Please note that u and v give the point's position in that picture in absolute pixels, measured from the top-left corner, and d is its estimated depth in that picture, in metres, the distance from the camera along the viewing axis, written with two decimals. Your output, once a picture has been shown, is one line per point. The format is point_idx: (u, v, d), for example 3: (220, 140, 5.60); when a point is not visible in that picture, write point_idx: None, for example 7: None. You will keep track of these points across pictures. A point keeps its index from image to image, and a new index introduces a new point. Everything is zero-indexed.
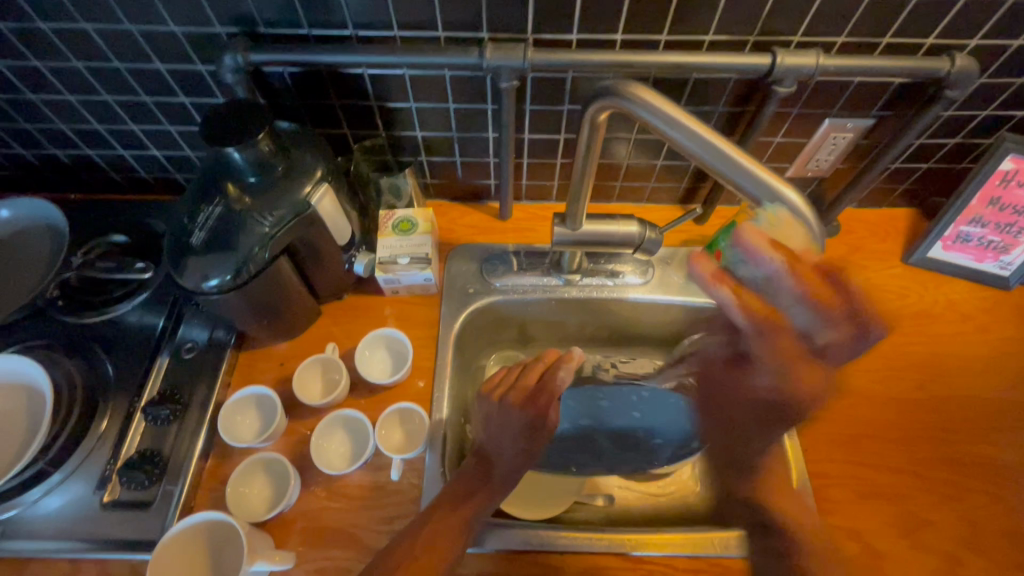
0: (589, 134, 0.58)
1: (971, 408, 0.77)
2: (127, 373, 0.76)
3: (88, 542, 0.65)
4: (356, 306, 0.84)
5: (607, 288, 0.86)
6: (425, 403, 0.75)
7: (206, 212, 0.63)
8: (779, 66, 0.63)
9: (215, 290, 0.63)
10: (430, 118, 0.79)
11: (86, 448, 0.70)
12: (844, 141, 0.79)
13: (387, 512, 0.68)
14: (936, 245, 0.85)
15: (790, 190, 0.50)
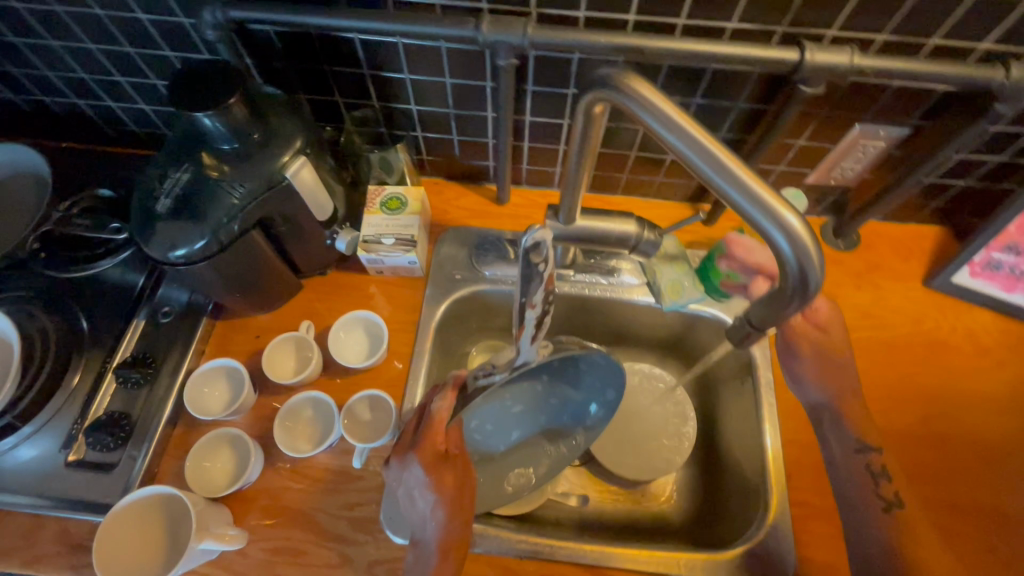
0: (584, 126, 0.51)
1: (977, 449, 0.72)
2: (102, 332, 0.75)
3: (50, 498, 0.65)
4: (339, 283, 0.81)
5: (601, 286, 0.82)
6: (398, 389, 0.74)
7: (176, 178, 0.60)
8: (806, 64, 0.56)
9: (182, 260, 0.60)
10: (427, 92, 0.74)
11: (55, 405, 0.70)
12: (874, 150, 0.72)
13: (348, 497, 0.67)
14: (963, 269, 0.79)
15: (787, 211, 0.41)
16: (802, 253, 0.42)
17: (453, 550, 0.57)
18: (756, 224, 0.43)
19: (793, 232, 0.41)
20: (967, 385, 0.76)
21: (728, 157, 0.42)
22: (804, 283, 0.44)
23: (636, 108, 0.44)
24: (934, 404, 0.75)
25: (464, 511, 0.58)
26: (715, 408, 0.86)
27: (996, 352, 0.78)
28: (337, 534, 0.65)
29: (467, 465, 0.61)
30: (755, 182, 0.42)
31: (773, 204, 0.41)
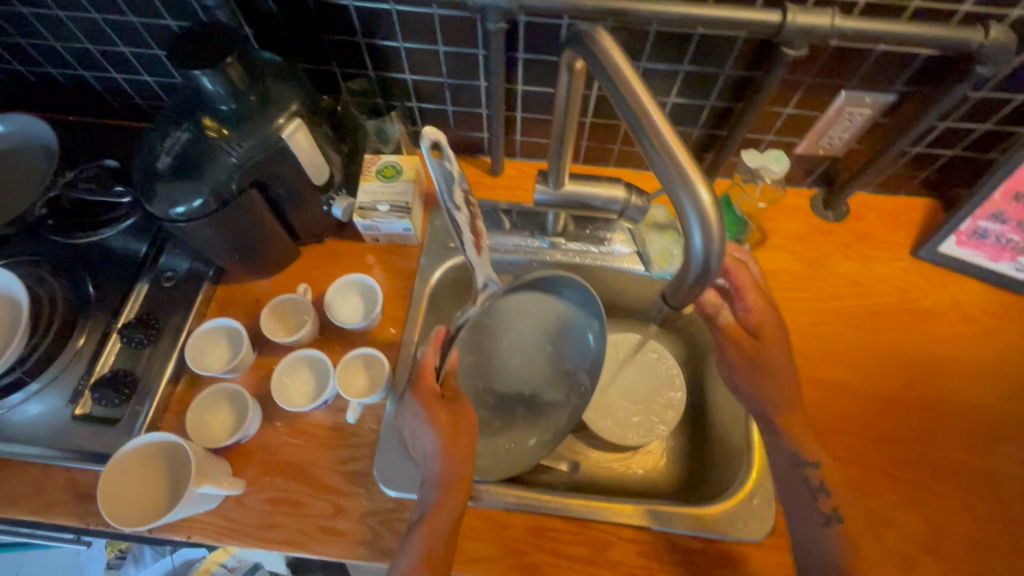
0: (569, 81, 0.53)
1: (958, 413, 0.73)
2: (107, 295, 0.77)
3: (58, 450, 0.68)
4: (336, 250, 0.83)
5: (592, 254, 0.83)
6: (392, 352, 0.76)
7: (177, 137, 0.63)
8: (788, 26, 0.57)
9: (182, 218, 0.62)
10: (421, 61, 0.75)
11: (62, 362, 0.72)
12: (860, 118, 0.73)
13: (343, 452, 0.70)
14: (949, 239, 0.80)
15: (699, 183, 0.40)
16: (708, 232, 0.41)
17: (453, 490, 0.60)
18: (672, 196, 0.42)
19: (700, 207, 0.40)
20: (952, 351, 0.77)
21: (658, 119, 0.41)
22: (707, 267, 0.43)
23: (594, 60, 0.45)
24: (918, 369, 0.76)
25: (462, 453, 0.61)
26: (704, 378, 0.87)
27: (981, 320, 0.79)
28: (332, 486, 0.68)
29: (466, 407, 0.64)
30: (678, 150, 0.41)
31: (690, 175, 0.40)
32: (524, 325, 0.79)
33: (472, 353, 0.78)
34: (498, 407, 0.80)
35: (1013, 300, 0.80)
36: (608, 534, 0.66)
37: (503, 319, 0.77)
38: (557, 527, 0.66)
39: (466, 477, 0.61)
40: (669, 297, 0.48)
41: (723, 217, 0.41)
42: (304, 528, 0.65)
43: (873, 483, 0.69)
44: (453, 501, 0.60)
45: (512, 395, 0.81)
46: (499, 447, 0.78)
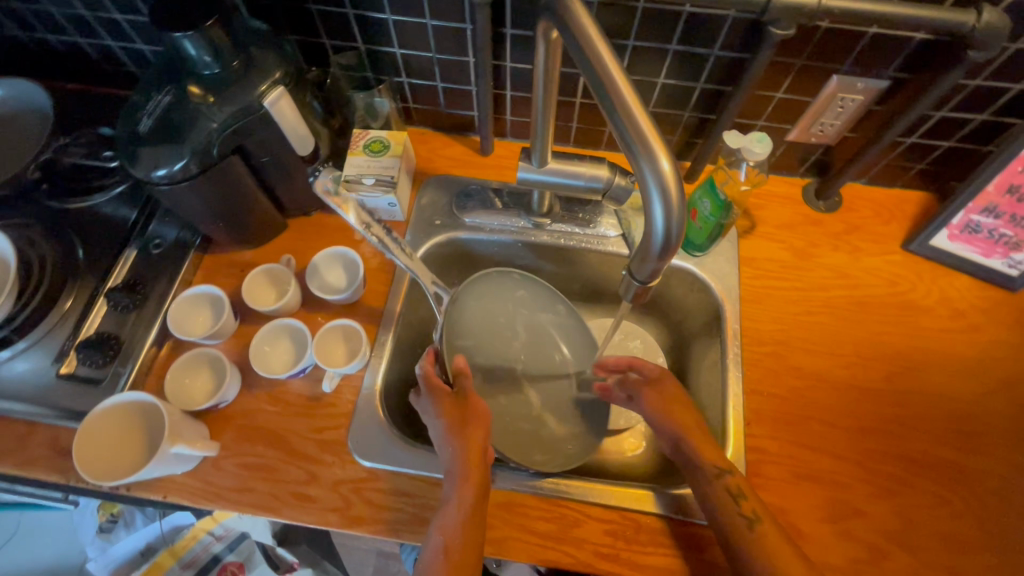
0: (546, 54, 0.53)
1: (939, 407, 0.72)
2: (96, 259, 0.78)
3: (43, 406, 0.70)
4: (322, 223, 0.84)
5: (577, 236, 0.83)
6: (373, 325, 0.76)
7: (159, 101, 0.63)
8: (775, 4, 0.56)
9: (164, 181, 0.63)
10: (410, 35, 0.75)
11: (50, 322, 0.74)
12: (853, 105, 0.72)
13: (319, 422, 0.71)
14: (941, 232, 0.78)
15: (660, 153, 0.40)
16: (668, 205, 0.40)
17: (470, 479, 0.60)
18: (633, 164, 0.41)
19: (660, 177, 0.40)
20: (937, 346, 0.76)
21: (622, 84, 0.40)
22: (668, 240, 0.42)
23: (560, 22, 0.44)
24: (900, 363, 0.75)
25: (475, 439, 0.63)
26: (686, 365, 0.87)
27: (969, 316, 0.78)
28: (306, 454, 0.69)
29: (475, 401, 0.67)
30: (641, 117, 0.40)
31: (651, 142, 0.40)
32: (504, 324, 0.83)
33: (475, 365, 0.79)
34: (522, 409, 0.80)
35: (1003, 297, 0.79)
36: (578, 512, 0.66)
37: (481, 322, 0.81)
38: (527, 503, 0.67)
39: (482, 464, 0.62)
40: (633, 271, 0.48)
41: (683, 188, 0.41)
42: (277, 492, 0.66)
43: (847, 474, 0.69)
44: (472, 486, 0.60)
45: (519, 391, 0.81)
46: (552, 448, 0.77)
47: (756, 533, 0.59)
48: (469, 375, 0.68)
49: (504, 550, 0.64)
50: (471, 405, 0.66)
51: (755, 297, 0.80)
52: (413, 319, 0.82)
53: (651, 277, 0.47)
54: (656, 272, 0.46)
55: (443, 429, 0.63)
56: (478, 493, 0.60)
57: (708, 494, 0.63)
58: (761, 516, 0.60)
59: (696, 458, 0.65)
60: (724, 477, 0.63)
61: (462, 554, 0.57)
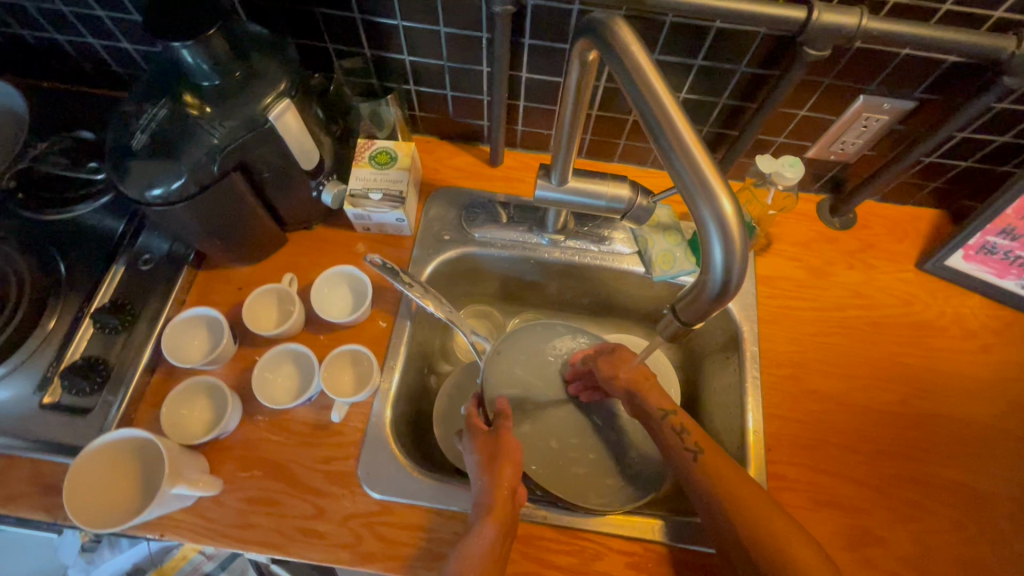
0: (579, 75, 0.50)
1: (955, 430, 0.72)
2: (80, 276, 0.73)
3: (24, 439, 0.64)
4: (325, 238, 0.79)
5: (591, 254, 0.80)
6: (381, 347, 0.73)
7: (153, 113, 0.58)
8: (812, 25, 0.54)
9: (159, 200, 0.58)
10: (421, 42, 0.71)
11: (30, 346, 0.68)
12: (876, 124, 0.70)
13: (325, 452, 0.67)
14: (957, 252, 0.78)
15: (721, 190, 0.38)
16: (728, 244, 0.38)
17: (494, 517, 0.58)
18: (691, 204, 0.39)
19: (722, 217, 0.37)
20: (951, 367, 0.76)
21: (679, 121, 0.38)
22: (724, 285, 0.39)
23: (609, 51, 0.41)
24: (916, 385, 0.75)
25: (503, 479, 0.60)
26: (699, 383, 0.85)
27: (982, 337, 0.78)
28: (312, 486, 0.65)
29: (510, 437, 0.64)
30: (701, 157, 0.38)
31: (712, 182, 0.38)
32: (551, 369, 0.77)
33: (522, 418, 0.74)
34: (581, 451, 0.73)
35: (1015, 317, 0.79)
36: (598, 544, 0.64)
37: (521, 369, 0.76)
38: (546, 536, 0.64)
39: (510, 502, 0.59)
40: (679, 311, 0.44)
41: (746, 229, 0.38)
42: (282, 528, 0.63)
43: (867, 500, 0.68)
44: (496, 523, 0.57)
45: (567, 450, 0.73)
46: (620, 486, 0.70)
47: (699, 463, 0.60)
48: (508, 417, 0.66)
49: None
50: (504, 443, 0.63)
51: (771, 317, 0.78)
52: (416, 343, 0.78)
53: (698, 320, 0.44)
54: (705, 317, 0.43)
55: (476, 465, 0.63)
56: (497, 544, 0.57)
57: (657, 434, 0.65)
58: (704, 446, 0.62)
59: (645, 402, 0.67)
60: (668, 417, 0.65)
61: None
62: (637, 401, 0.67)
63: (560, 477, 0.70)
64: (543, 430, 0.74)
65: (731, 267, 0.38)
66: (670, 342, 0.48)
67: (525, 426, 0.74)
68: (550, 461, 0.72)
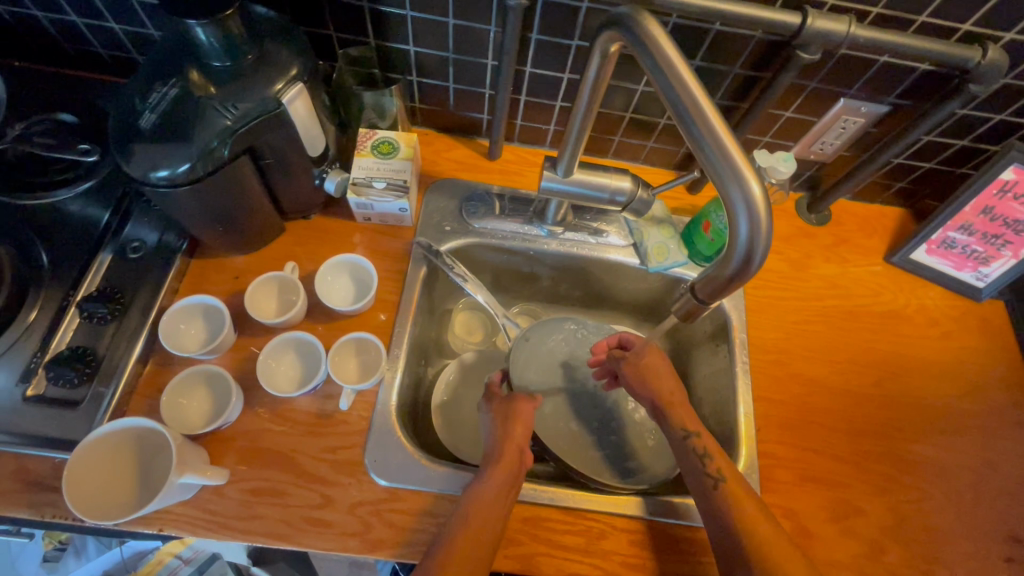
0: (598, 68, 0.53)
1: (921, 409, 0.78)
2: (63, 264, 0.70)
3: (5, 435, 0.61)
4: (323, 228, 0.79)
5: (588, 245, 0.83)
6: (385, 336, 0.73)
7: (162, 93, 0.57)
8: (807, 29, 0.58)
9: (165, 182, 0.57)
10: (427, 33, 0.72)
11: (12, 337, 0.65)
12: (853, 126, 0.76)
13: (331, 441, 0.66)
14: (921, 247, 0.84)
15: (751, 176, 0.41)
16: (755, 223, 0.41)
17: (502, 463, 0.62)
18: (720, 186, 0.42)
19: (749, 198, 0.41)
20: (916, 352, 0.83)
21: (709, 109, 0.42)
22: (747, 262, 0.43)
23: (639, 42, 0.44)
24: (887, 368, 0.81)
25: (515, 438, 0.65)
26: (687, 371, 0.89)
27: (943, 324, 0.85)
28: (319, 476, 0.64)
29: (525, 404, 0.69)
30: (729, 142, 0.42)
31: (740, 166, 0.41)
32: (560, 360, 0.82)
33: (546, 401, 0.79)
34: (602, 435, 0.78)
35: (970, 307, 0.87)
36: (603, 524, 0.66)
37: (545, 359, 0.81)
38: (553, 518, 0.66)
39: (518, 459, 0.64)
40: (698, 289, 0.48)
41: (770, 208, 0.41)
42: (289, 519, 0.62)
43: (847, 474, 0.73)
44: (500, 472, 0.62)
45: (585, 434, 0.77)
46: (646, 465, 0.75)
47: (721, 490, 0.62)
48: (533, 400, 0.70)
49: (533, 567, 0.63)
50: (518, 409, 0.68)
51: (757, 306, 0.83)
52: (417, 337, 0.78)
53: (716, 297, 0.47)
54: (725, 294, 0.46)
55: (490, 423, 0.68)
56: (504, 489, 0.60)
57: (680, 452, 0.67)
58: (727, 475, 0.63)
59: (669, 420, 0.69)
60: (691, 439, 0.66)
61: (479, 532, 0.57)
62: (662, 414, 0.69)
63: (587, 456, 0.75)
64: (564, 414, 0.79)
65: (758, 246, 0.42)
66: (685, 318, 0.51)
67: (546, 410, 0.78)
68: (572, 444, 0.76)
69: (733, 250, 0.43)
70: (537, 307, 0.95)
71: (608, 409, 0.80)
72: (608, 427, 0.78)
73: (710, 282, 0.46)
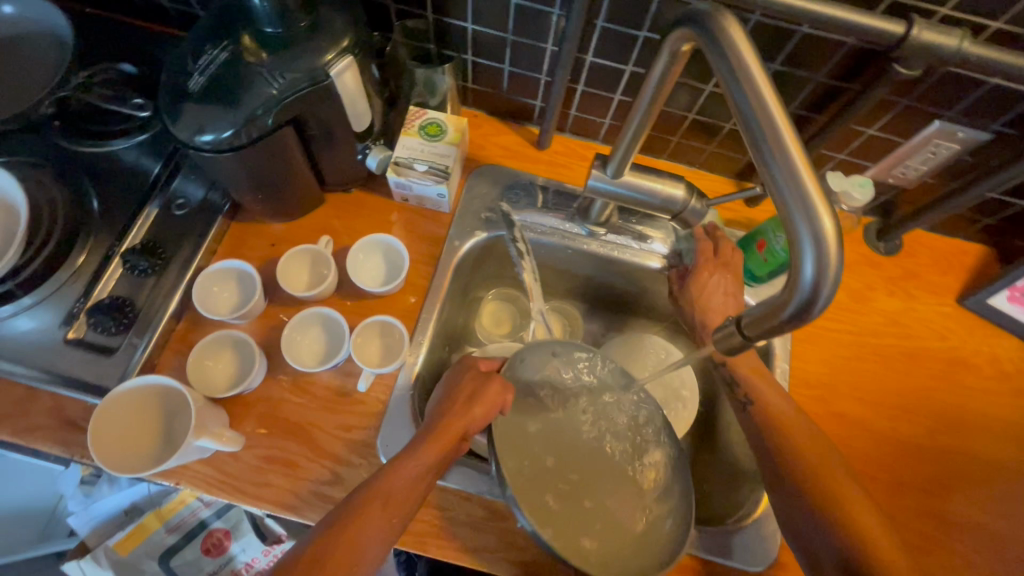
0: (666, 66, 0.48)
1: (975, 469, 0.72)
2: (113, 214, 0.71)
3: (46, 373, 0.64)
4: (362, 203, 0.78)
5: (630, 250, 0.79)
6: (410, 320, 0.72)
7: (213, 56, 0.56)
8: (911, 41, 0.51)
9: (209, 146, 0.57)
10: (487, 11, 0.68)
11: (61, 278, 0.67)
12: (945, 152, 0.68)
13: (347, 419, 0.66)
14: (1002, 292, 0.76)
15: (823, 209, 0.36)
16: (822, 262, 0.36)
17: (435, 438, 0.57)
18: (785, 216, 0.38)
19: (819, 233, 0.36)
20: (978, 407, 0.75)
21: (785, 128, 0.37)
22: (807, 305, 0.38)
23: (715, 44, 0.40)
24: (943, 420, 0.74)
25: (455, 421, 0.58)
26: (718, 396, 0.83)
27: (1014, 380, 0.77)
28: (331, 452, 0.65)
29: (487, 386, 0.61)
30: (804, 167, 0.37)
31: (813, 196, 0.36)
32: (572, 397, 0.66)
33: (532, 418, 0.64)
34: (574, 494, 0.60)
35: None
36: None
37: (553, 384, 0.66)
38: None
39: (453, 439, 0.58)
40: (745, 325, 0.43)
41: (841, 248, 0.37)
42: (297, 491, 0.63)
43: None
44: (430, 450, 0.56)
45: (551, 483, 0.60)
46: (602, 547, 0.57)
47: None
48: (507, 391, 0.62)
49: None
50: (482, 393, 0.60)
51: (804, 336, 0.77)
52: (443, 324, 0.77)
53: (766, 336, 0.42)
54: (775, 333, 0.42)
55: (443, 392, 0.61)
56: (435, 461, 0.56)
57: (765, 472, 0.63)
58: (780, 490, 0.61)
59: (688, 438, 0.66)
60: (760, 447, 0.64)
61: (394, 500, 0.53)
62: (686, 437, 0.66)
63: (561, 502, 0.59)
64: (545, 446, 0.63)
65: (822, 286, 0.37)
66: (726, 352, 0.47)
67: (530, 434, 0.62)
68: (531, 486, 0.58)
69: (791, 288, 0.38)
70: (571, 309, 0.91)
71: (599, 471, 0.63)
72: (596, 470, 0.63)
73: (759, 319, 0.42)
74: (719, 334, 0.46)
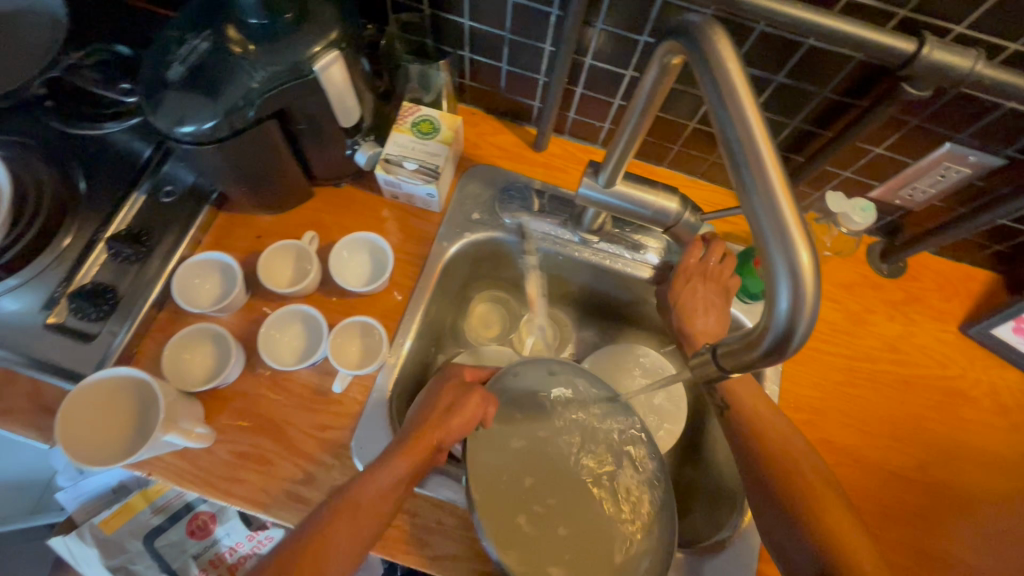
0: (657, 77, 0.46)
1: (965, 505, 0.69)
2: (99, 198, 0.71)
3: (25, 357, 0.63)
4: (352, 198, 0.77)
5: (622, 260, 0.77)
6: (394, 321, 0.71)
7: (194, 45, 0.56)
8: (922, 60, 0.49)
9: (190, 138, 0.55)
10: (484, 8, 0.66)
11: (44, 261, 0.66)
12: (955, 176, 0.65)
13: (323, 419, 0.66)
14: (1007, 323, 0.73)
15: (801, 241, 0.35)
16: (798, 298, 0.35)
17: (409, 448, 0.55)
18: (763, 246, 0.36)
19: (795, 266, 0.34)
20: (973, 440, 0.73)
21: (766, 154, 0.35)
22: (782, 341, 0.36)
23: (702, 60, 0.38)
24: (936, 453, 0.72)
25: (430, 433, 0.56)
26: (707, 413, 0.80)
27: (1014, 414, 0.74)
28: (305, 451, 0.64)
29: (468, 401, 0.58)
30: (784, 196, 0.35)
31: (791, 228, 0.35)
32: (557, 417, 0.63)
33: (515, 433, 0.61)
34: (550, 517, 0.57)
35: None
36: None
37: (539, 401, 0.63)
38: None
39: (428, 451, 0.56)
40: (720, 354, 0.42)
41: (818, 283, 0.35)
42: (269, 488, 0.62)
43: None
44: (401, 461, 0.55)
45: (527, 501, 0.57)
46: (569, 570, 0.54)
47: None
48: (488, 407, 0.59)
49: None
50: (463, 406, 0.57)
51: (798, 357, 0.75)
52: (428, 326, 0.76)
53: (741, 368, 0.41)
54: (750, 366, 0.40)
55: (428, 400, 0.59)
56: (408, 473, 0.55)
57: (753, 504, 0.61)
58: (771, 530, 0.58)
59: None
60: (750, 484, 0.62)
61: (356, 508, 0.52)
62: None
63: (535, 525, 0.56)
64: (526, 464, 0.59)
65: (798, 322, 0.35)
66: (702, 380, 0.45)
67: (510, 451, 0.59)
68: (505, 503, 0.56)
69: (766, 322, 0.37)
70: (562, 315, 0.89)
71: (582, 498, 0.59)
72: (576, 495, 0.59)
73: (735, 350, 0.40)
74: (695, 361, 0.45)
